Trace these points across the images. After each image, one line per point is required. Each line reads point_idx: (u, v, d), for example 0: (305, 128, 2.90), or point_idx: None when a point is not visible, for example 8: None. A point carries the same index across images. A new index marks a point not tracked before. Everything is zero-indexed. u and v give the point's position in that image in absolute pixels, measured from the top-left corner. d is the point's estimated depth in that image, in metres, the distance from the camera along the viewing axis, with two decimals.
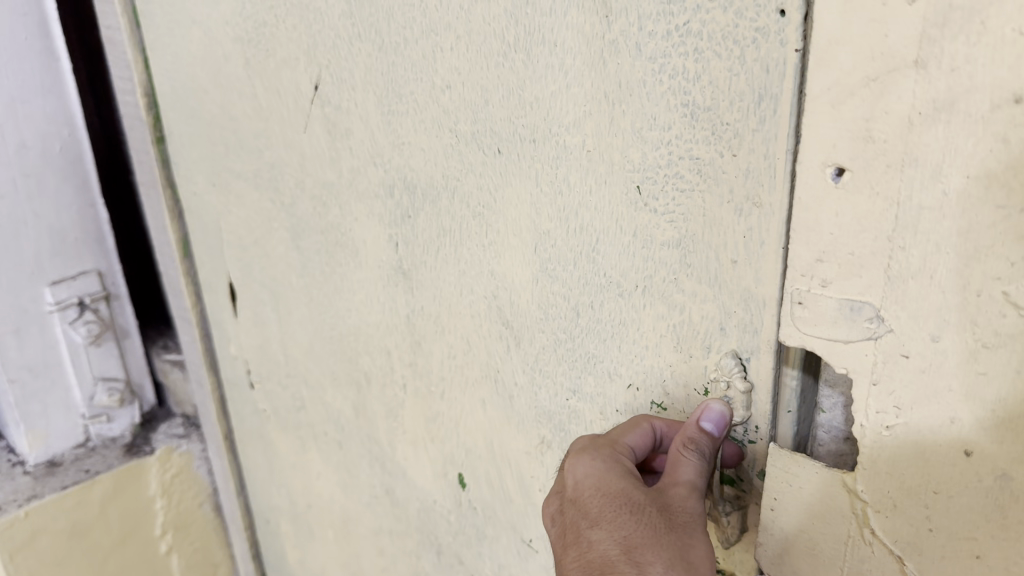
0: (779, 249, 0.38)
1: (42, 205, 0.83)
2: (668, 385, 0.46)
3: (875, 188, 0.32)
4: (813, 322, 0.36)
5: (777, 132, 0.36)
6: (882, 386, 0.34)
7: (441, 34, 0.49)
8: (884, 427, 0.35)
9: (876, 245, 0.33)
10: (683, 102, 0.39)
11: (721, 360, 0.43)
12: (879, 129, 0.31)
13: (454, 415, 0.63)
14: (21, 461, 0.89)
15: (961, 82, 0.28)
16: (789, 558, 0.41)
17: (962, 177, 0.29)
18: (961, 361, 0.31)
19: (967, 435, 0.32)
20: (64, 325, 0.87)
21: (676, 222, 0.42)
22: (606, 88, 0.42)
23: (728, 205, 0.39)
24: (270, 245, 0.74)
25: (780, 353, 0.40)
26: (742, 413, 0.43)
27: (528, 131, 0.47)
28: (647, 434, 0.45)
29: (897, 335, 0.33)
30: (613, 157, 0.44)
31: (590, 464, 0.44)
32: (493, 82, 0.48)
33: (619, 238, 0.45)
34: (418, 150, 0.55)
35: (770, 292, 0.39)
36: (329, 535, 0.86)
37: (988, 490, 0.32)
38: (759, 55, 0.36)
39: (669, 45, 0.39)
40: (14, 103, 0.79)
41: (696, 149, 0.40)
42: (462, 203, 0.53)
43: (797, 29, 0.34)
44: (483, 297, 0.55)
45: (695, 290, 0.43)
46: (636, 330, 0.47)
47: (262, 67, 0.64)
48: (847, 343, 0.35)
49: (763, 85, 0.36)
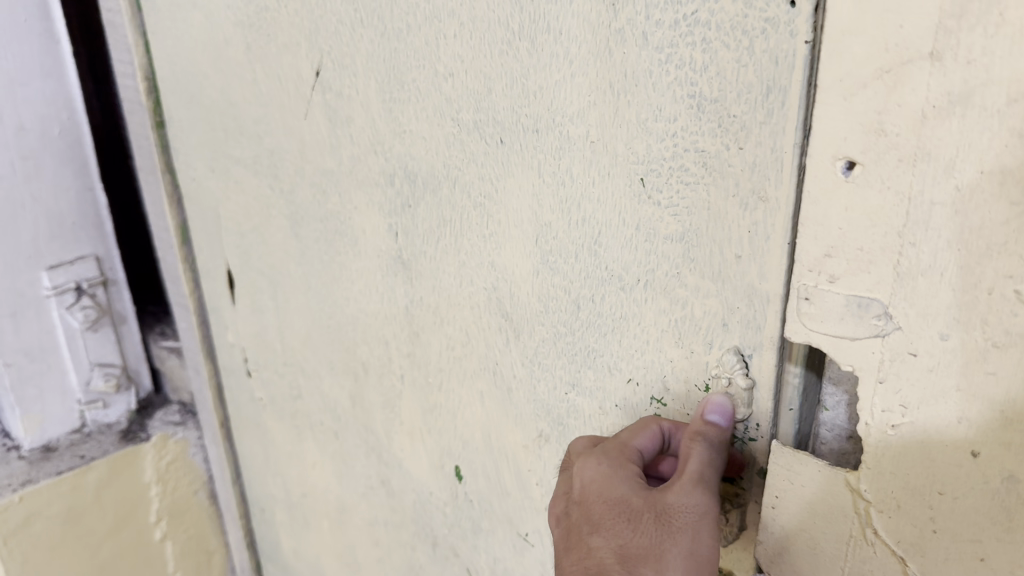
0: (784, 245, 0.37)
1: (40, 189, 0.82)
2: (668, 380, 0.46)
3: (886, 182, 0.31)
4: (819, 318, 0.35)
5: (784, 125, 0.36)
6: (889, 384, 0.34)
7: (444, 22, 0.49)
8: (889, 426, 0.34)
9: (885, 240, 0.32)
10: (689, 93, 0.39)
11: (723, 356, 0.42)
12: (890, 122, 0.30)
13: (451, 407, 0.62)
14: (16, 445, 0.89)
15: (977, 74, 0.27)
16: (791, 558, 0.40)
17: (975, 171, 0.29)
18: (971, 360, 0.31)
19: (973, 436, 0.32)
20: (62, 310, 0.86)
21: (679, 217, 0.42)
22: (611, 78, 0.42)
23: (734, 199, 0.39)
24: (270, 232, 0.73)
25: (781, 352, 0.40)
26: (743, 411, 0.42)
27: (530, 120, 0.47)
28: (655, 436, 0.44)
29: (905, 333, 0.33)
30: (616, 148, 0.43)
31: (596, 467, 0.43)
32: (496, 71, 0.47)
33: (622, 232, 0.45)
34: (419, 138, 0.54)
35: (773, 289, 0.39)
36: (325, 525, 0.86)
37: (994, 492, 0.32)
38: (768, 46, 0.35)
39: (676, 34, 0.38)
40: (14, 86, 0.78)
41: (701, 142, 0.39)
42: (463, 193, 0.53)
43: (806, 20, 0.33)
44: (482, 289, 0.55)
45: (698, 285, 0.42)
46: (637, 324, 0.46)
47: (263, 52, 0.64)
48: (853, 341, 0.35)
49: (772, 76, 0.35)
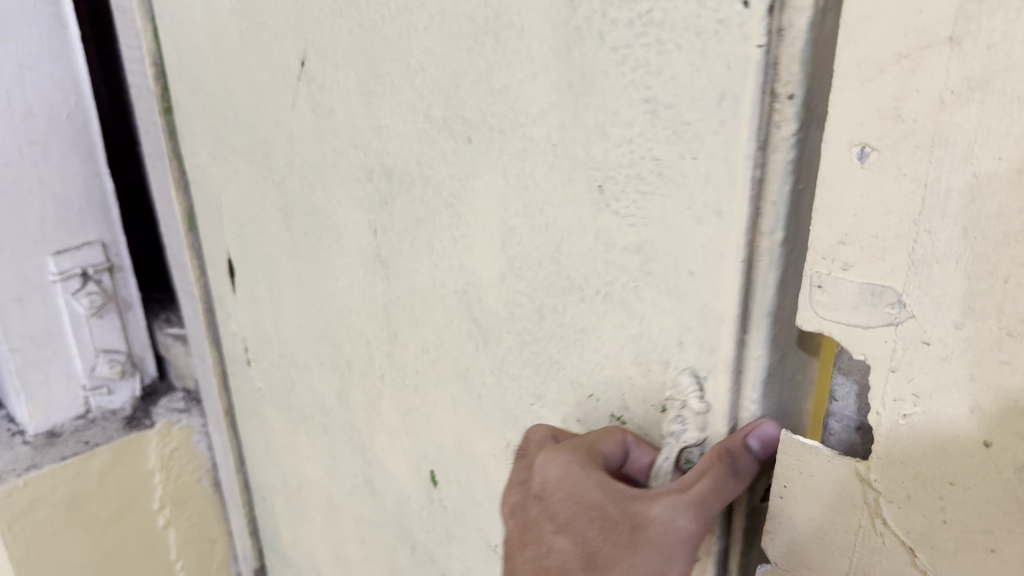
0: (737, 263, 0.37)
1: (47, 173, 0.82)
2: (627, 399, 0.46)
3: (902, 169, 0.31)
4: (831, 306, 0.35)
5: (737, 134, 0.35)
6: (901, 372, 0.34)
7: (415, 13, 0.49)
8: (901, 415, 0.34)
9: (900, 228, 0.32)
10: (645, 98, 0.38)
11: (678, 377, 0.42)
12: (909, 108, 0.30)
13: (426, 410, 0.62)
14: (21, 430, 0.89)
15: (997, 60, 0.27)
16: (797, 548, 0.40)
17: (994, 158, 0.28)
18: (985, 349, 0.31)
19: (985, 426, 0.32)
20: (67, 296, 0.86)
21: (636, 227, 0.41)
22: (570, 79, 0.41)
23: (689, 212, 0.38)
24: (264, 223, 0.73)
25: (736, 372, 0.40)
26: (698, 435, 0.43)
27: (495, 120, 0.46)
28: (620, 445, 0.44)
29: (919, 321, 0.32)
30: (577, 154, 0.43)
31: (564, 466, 0.42)
32: (463, 66, 0.47)
33: (582, 241, 0.44)
34: (395, 134, 0.54)
35: (725, 307, 0.38)
36: (318, 519, 0.86)
37: (1007, 483, 0.31)
38: (720, 49, 0.34)
39: (631, 34, 0.38)
40: (22, 70, 0.78)
41: (656, 149, 0.39)
42: (435, 193, 0.53)
43: (760, 20, 0.33)
44: (453, 292, 0.55)
45: (655, 298, 0.42)
46: (597, 338, 0.46)
47: (255, 40, 0.64)
48: (866, 329, 0.34)
49: (725, 81, 0.35)
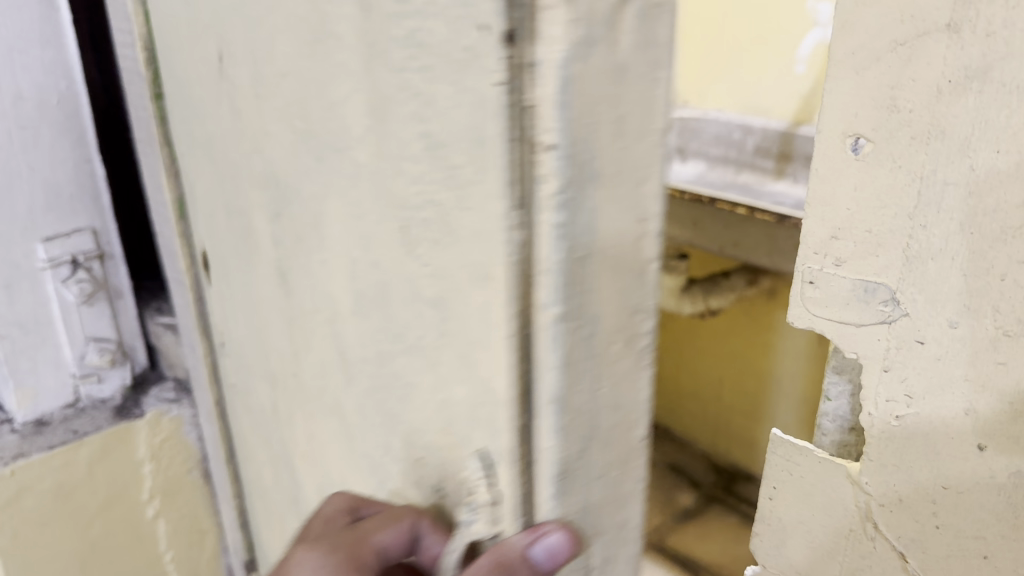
0: (506, 338, 0.35)
1: (37, 159, 0.81)
2: (444, 469, 0.44)
3: (904, 158, 0.50)
4: (817, 308, 0.57)
5: (492, 185, 0.33)
6: (892, 371, 0.53)
7: (273, 12, 0.46)
8: (902, 414, 0.53)
9: (901, 209, 0.50)
10: (423, 134, 0.35)
11: (468, 459, 0.40)
12: (909, 103, 0.49)
13: (316, 438, 0.61)
14: (10, 419, 0.88)
15: (995, 52, 0.44)
16: (800, 547, 0.64)
17: (987, 149, 0.45)
18: (964, 337, 0.49)
19: (966, 423, 0.50)
20: (56, 283, 0.85)
21: (432, 277, 0.38)
22: (371, 104, 0.38)
23: (467, 271, 0.36)
24: (217, 222, 0.72)
25: (518, 449, 0.38)
26: (487, 525, 0.41)
27: (332, 141, 0.43)
28: (399, 535, 0.46)
29: (916, 286, 0.50)
30: (383, 195, 0.40)
31: (319, 564, 0.48)
32: (309, 80, 0.44)
33: (398, 292, 0.42)
34: (277, 143, 0.51)
35: (503, 379, 0.36)
36: (273, 524, 0.85)
37: (1018, 499, 0.49)
38: (476, 87, 0.32)
39: (407, 58, 0.35)
40: (12, 53, 0.77)
41: (439, 195, 0.36)
42: (304, 217, 0.50)
43: (496, 52, 0.30)
44: (326, 325, 0.52)
45: (452, 357, 0.39)
46: (416, 396, 0.44)
47: (190, 35, 0.63)
48: (851, 328, 0.55)
49: (480, 127, 0.32)
